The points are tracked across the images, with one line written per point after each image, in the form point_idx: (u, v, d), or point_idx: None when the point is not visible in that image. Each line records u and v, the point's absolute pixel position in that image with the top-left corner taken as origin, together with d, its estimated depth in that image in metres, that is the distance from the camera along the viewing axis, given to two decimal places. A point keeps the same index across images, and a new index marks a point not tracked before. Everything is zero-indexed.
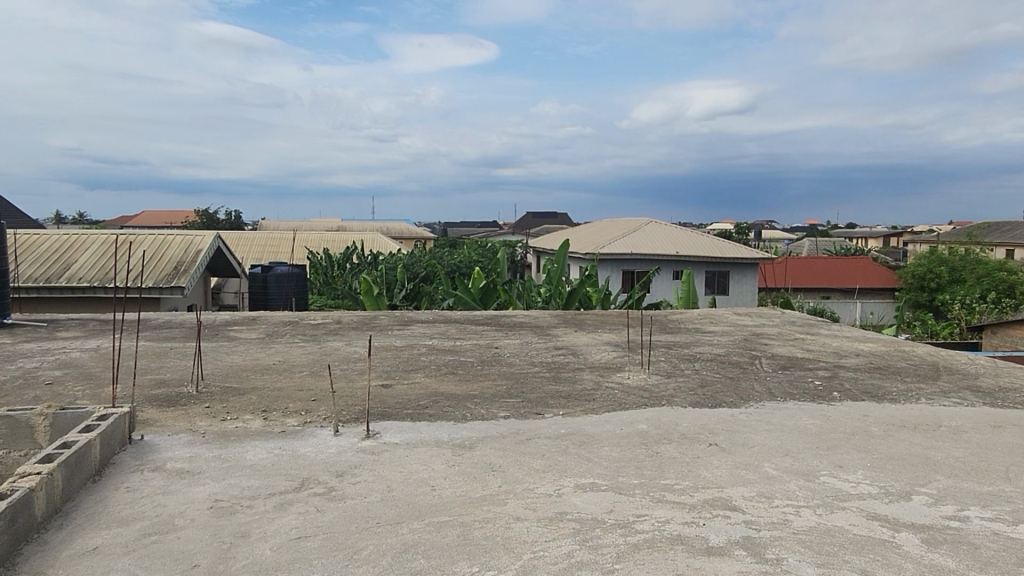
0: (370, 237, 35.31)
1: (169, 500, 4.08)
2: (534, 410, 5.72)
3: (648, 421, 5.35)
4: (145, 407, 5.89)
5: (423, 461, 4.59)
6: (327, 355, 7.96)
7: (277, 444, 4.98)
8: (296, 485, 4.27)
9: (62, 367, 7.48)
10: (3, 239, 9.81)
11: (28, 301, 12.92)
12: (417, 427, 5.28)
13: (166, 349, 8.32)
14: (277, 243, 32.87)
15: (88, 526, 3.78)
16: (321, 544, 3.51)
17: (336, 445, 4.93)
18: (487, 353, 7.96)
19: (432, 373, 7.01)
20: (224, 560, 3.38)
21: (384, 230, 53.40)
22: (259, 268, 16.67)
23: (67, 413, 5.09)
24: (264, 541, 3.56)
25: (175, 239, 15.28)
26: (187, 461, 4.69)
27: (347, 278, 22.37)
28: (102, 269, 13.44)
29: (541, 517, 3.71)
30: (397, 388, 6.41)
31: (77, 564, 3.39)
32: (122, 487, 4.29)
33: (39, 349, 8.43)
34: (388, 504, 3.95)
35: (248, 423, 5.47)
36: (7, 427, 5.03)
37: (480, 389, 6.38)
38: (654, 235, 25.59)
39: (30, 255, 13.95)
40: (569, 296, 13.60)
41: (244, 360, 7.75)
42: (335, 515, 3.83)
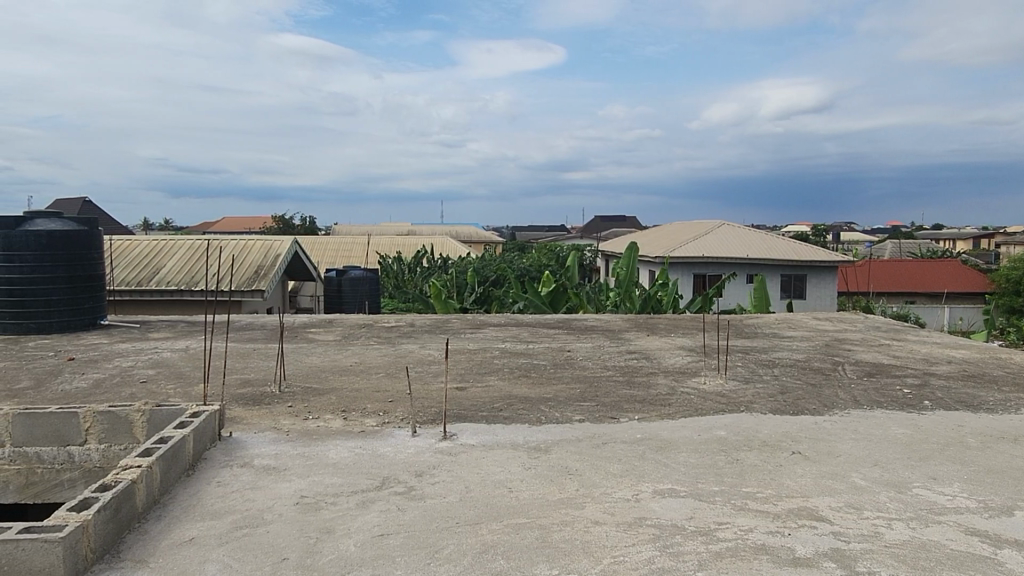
0: (440, 240, 35.95)
1: (258, 495, 4.25)
2: (609, 414, 5.69)
3: (727, 427, 5.24)
4: (232, 405, 6.15)
5: (500, 464, 4.62)
6: (403, 357, 8.14)
7: (358, 444, 5.11)
8: (378, 484, 4.37)
9: (155, 366, 7.87)
10: (100, 245, 10.46)
11: (122, 304, 13.68)
12: (493, 430, 5.33)
13: (250, 350, 8.65)
14: (350, 247, 33.81)
15: (184, 517, 3.98)
16: (404, 542, 3.59)
17: (414, 445, 5.03)
18: (560, 356, 7.97)
19: (506, 376, 7.06)
20: (311, 554, 3.49)
21: (453, 234, 54.39)
22: (334, 271, 17.12)
23: (163, 409, 5.36)
24: (349, 537, 3.66)
25: (256, 244, 15.91)
26: (273, 458, 4.87)
27: (419, 281, 22.79)
28: (189, 273, 14.13)
29: (620, 521, 3.69)
30: (472, 391, 6.49)
31: (175, 553, 3.56)
32: (214, 480, 4.49)
33: (133, 350, 8.88)
34: (467, 505, 3.99)
35: (330, 423, 5.64)
36: (108, 422, 5.35)
37: (555, 392, 6.39)
38: (727, 237, 25.09)
39: (123, 261, 14.78)
40: (640, 300, 13.51)
41: (323, 361, 7.99)
42: (416, 514, 3.91)
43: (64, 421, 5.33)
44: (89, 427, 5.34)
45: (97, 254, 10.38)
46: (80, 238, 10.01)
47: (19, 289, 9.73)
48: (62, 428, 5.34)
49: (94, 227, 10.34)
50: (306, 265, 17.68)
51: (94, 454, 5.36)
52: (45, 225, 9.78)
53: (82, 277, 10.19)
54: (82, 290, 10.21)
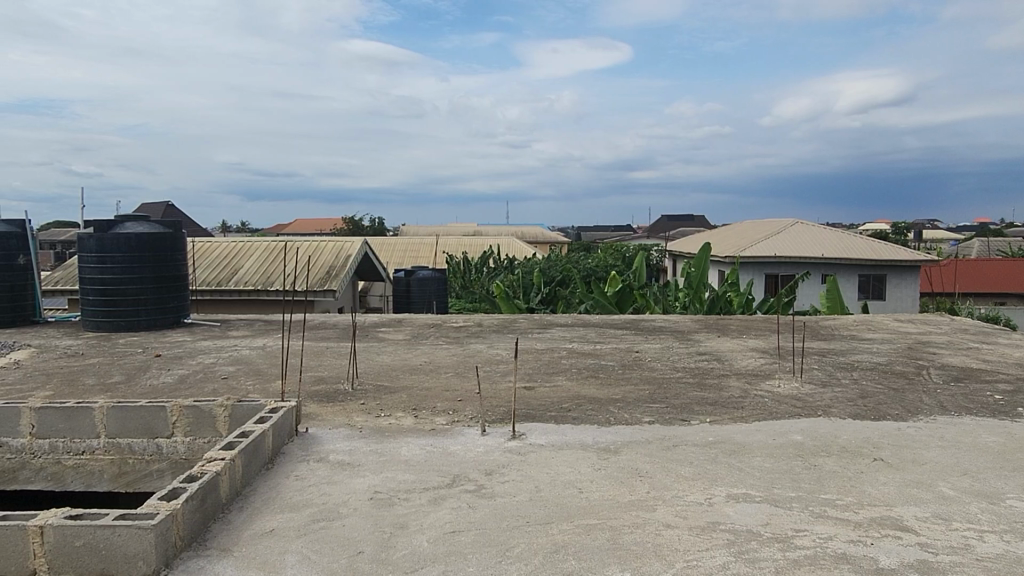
0: (506, 241, 36.15)
1: (334, 489, 4.37)
2: (679, 416, 5.61)
3: (803, 432, 5.09)
4: (308, 402, 6.34)
5: (569, 464, 4.62)
6: (471, 356, 8.22)
7: (429, 441, 5.19)
8: (449, 481, 4.43)
9: (235, 363, 8.19)
10: (184, 247, 10.99)
11: (203, 303, 14.30)
12: (561, 429, 5.33)
13: (324, 348, 8.91)
14: (418, 248, 34.35)
15: (266, 508, 4.13)
16: (475, 539, 3.63)
17: (484, 444, 5.08)
18: (628, 357, 7.90)
19: (574, 376, 7.05)
20: (385, 549, 3.57)
21: (519, 235, 54.58)
22: (403, 271, 17.42)
23: (244, 405, 5.57)
24: (421, 533, 3.73)
25: (328, 245, 16.36)
26: (348, 454, 5.00)
27: (486, 281, 22.98)
28: (265, 274, 14.65)
29: (693, 525, 3.64)
30: (540, 391, 6.50)
31: (257, 543, 3.70)
32: (292, 474, 4.64)
33: (215, 347, 9.27)
34: (537, 505, 4.00)
35: (401, 420, 5.75)
36: (193, 416, 5.60)
37: (623, 393, 6.34)
38: (800, 236, 24.35)
39: (205, 262, 15.45)
40: (709, 300, 13.26)
41: (394, 360, 8.15)
42: (487, 512, 3.94)
43: (153, 415, 5.61)
44: (176, 420, 5.60)
45: (181, 255, 10.90)
46: (166, 240, 10.54)
47: (111, 289, 10.29)
48: (151, 421, 5.61)
49: (178, 229, 10.90)
50: (375, 265, 18.05)
51: (180, 446, 5.62)
52: (135, 229, 10.36)
53: (169, 276, 10.69)
54: (167, 290, 10.71)
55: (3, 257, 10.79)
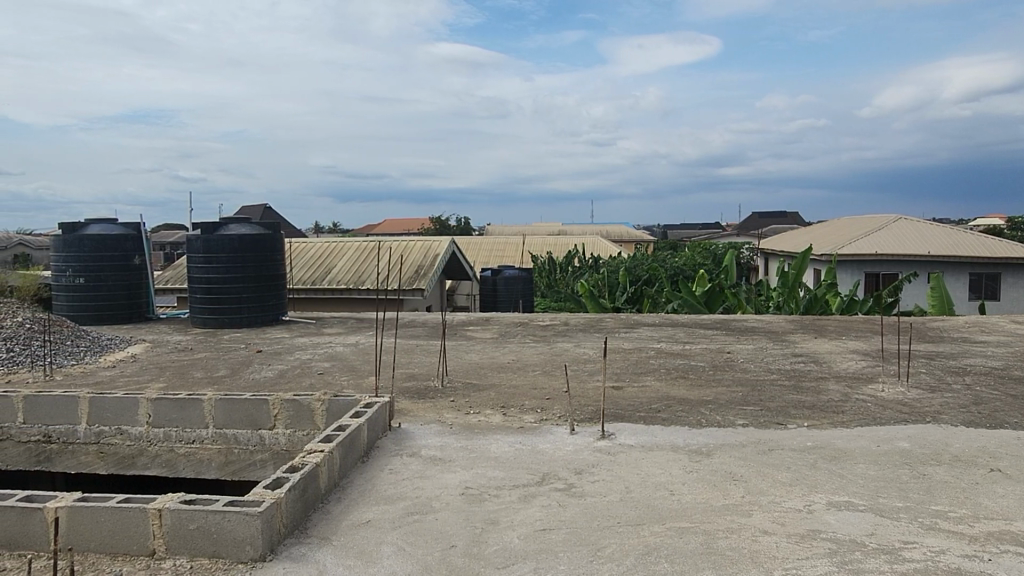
0: (592, 240, 35.91)
1: (427, 483, 4.47)
2: (774, 419, 5.43)
3: (911, 439, 4.83)
4: (400, 398, 6.51)
5: (659, 465, 4.55)
6: (558, 355, 8.23)
7: (518, 439, 5.24)
8: (538, 479, 4.45)
9: (330, 359, 8.50)
10: (282, 247, 11.46)
11: (299, 301, 14.90)
12: (651, 430, 5.26)
13: (414, 346, 9.12)
14: (503, 247, 34.60)
15: (362, 500, 4.27)
16: (566, 538, 3.63)
17: (573, 443, 5.07)
18: (719, 358, 7.71)
19: (663, 376, 6.95)
20: (477, 544, 3.62)
21: (604, 234, 54.23)
22: (489, 271, 17.57)
23: (340, 400, 5.78)
24: (512, 529, 3.76)
25: (416, 245, 16.70)
26: (439, 449, 5.10)
27: (571, 281, 22.93)
28: (357, 273, 15.12)
29: (791, 533, 3.52)
30: (629, 391, 6.44)
31: (354, 533, 3.82)
32: (387, 468, 4.78)
33: (311, 343, 9.65)
34: (628, 506, 3.97)
35: (490, 418, 5.82)
36: (293, 410, 5.85)
37: (715, 395, 6.19)
38: (904, 233, 23.10)
39: (301, 262, 16.09)
40: (805, 301, 12.77)
41: (482, 358, 8.26)
42: (577, 511, 3.94)
43: (256, 408, 5.90)
44: (277, 413, 5.87)
45: (279, 255, 11.37)
46: (265, 240, 11.04)
47: (216, 288, 10.87)
48: (254, 413, 5.90)
49: (276, 230, 11.37)
50: (462, 264, 18.33)
51: (281, 438, 5.89)
52: (236, 229, 10.89)
53: (267, 276, 11.18)
54: (266, 288, 11.19)
55: (120, 257, 11.60)
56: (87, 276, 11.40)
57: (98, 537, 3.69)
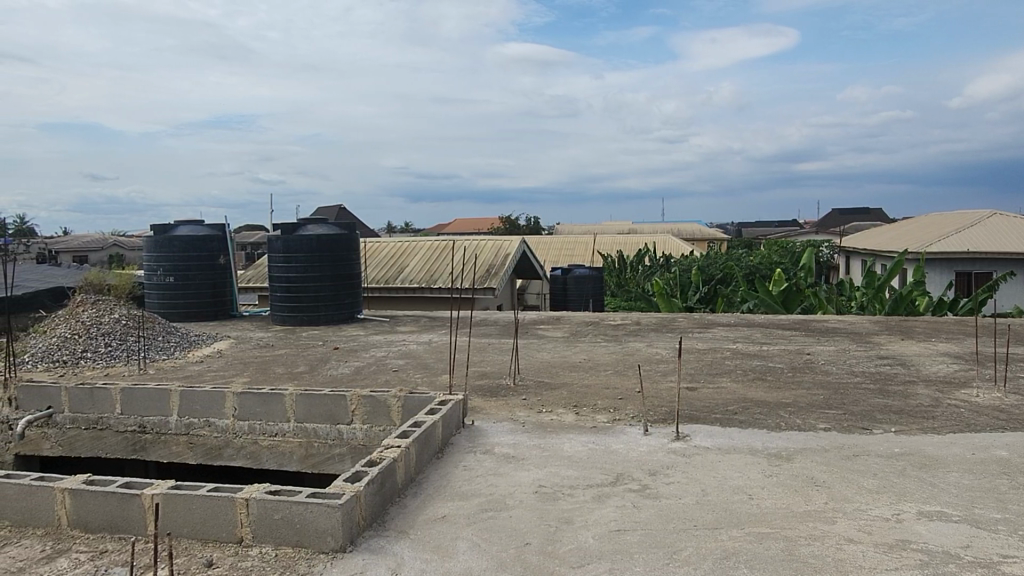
0: (664, 239, 35.36)
1: (501, 481, 4.51)
2: (859, 424, 5.23)
3: (1009, 448, 4.57)
4: (473, 396, 6.59)
5: (737, 468, 4.45)
6: (631, 355, 8.15)
7: (591, 439, 5.21)
8: (612, 479, 4.42)
9: (404, 357, 8.67)
10: (358, 247, 11.77)
11: (374, 300, 15.25)
12: (728, 433, 5.15)
13: (486, 344, 9.20)
14: (573, 246, 34.49)
15: (437, 495, 4.34)
16: (642, 539, 3.59)
17: (647, 443, 5.02)
18: (798, 359, 7.48)
19: (739, 378, 6.79)
20: (552, 542, 3.63)
21: (676, 232, 53.37)
22: (560, 270, 17.64)
23: (415, 396, 5.88)
24: (587, 529, 3.75)
25: (487, 245, 16.84)
26: (512, 447, 5.14)
27: (642, 280, 22.66)
28: (429, 272, 15.35)
29: (879, 542, 3.39)
30: (704, 392, 6.32)
31: (430, 528, 3.89)
32: (461, 464, 4.84)
33: (386, 341, 9.85)
34: (705, 509, 3.90)
35: (562, 417, 5.82)
36: (370, 406, 6.01)
37: (794, 397, 6.00)
38: (998, 229, 21.84)
39: (375, 261, 16.46)
40: (890, 301, 12.24)
41: (553, 357, 8.26)
42: (652, 513, 3.89)
43: (336, 403, 6.09)
44: (355, 409, 6.04)
45: (354, 255, 11.68)
46: (341, 240, 11.38)
47: (295, 286, 11.23)
48: (333, 408, 6.09)
49: (352, 230, 11.70)
50: (532, 263, 18.37)
51: (359, 433, 6.05)
52: (315, 229, 11.29)
53: (344, 274, 11.49)
54: (343, 286, 11.52)
55: (207, 257, 12.15)
56: (176, 275, 11.98)
57: (190, 524, 3.88)
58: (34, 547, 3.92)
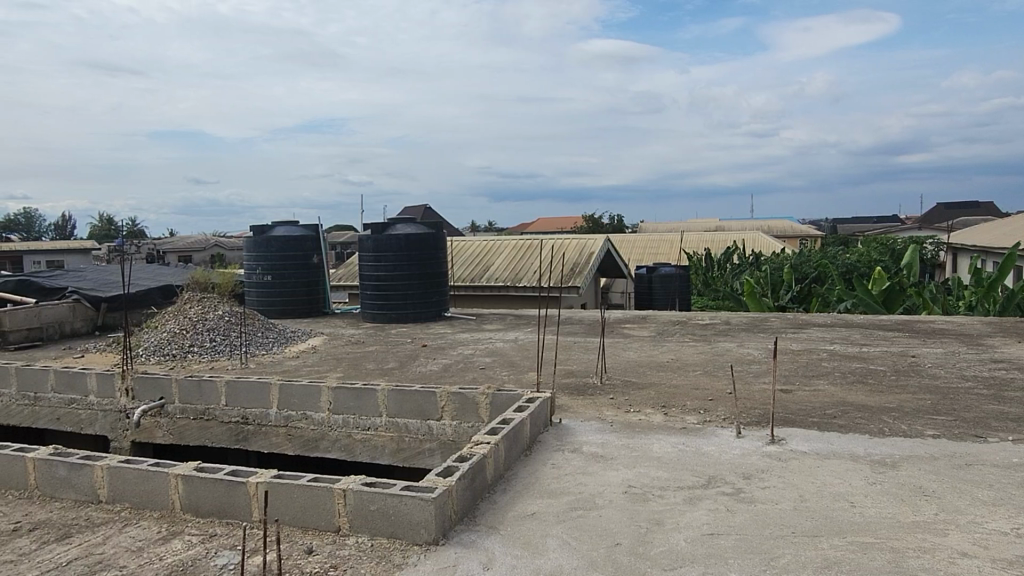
0: (753, 236, 34.30)
1: (590, 480, 4.49)
2: (971, 431, 4.92)
3: None
4: (560, 394, 6.59)
5: (838, 475, 4.28)
6: (721, 355, 7.96)
7: (681, 440, 5.12)
8: (705, 481, 4.33)
9: (490, 355, 8.77)
10: (444, 246, 11.98)
11: (460, 298, 15.49)
12: (826, 437, 4.96)
13: (571, 343, 9.18)
14: (657, 245, 33.94)
15: (526, 492, 4.37)
16: (736, 544, 3.51)
17: (740, 446, 4.89)
18: (902, 362, 7.10)
19: (838, 380, 6.51)
20: (643, 544, 3.59)
21: (767, 230, 51.67)
22: (644, 268, 17.41)
23: (504, 393, 5.95)
24: (679, 531, 3.69)
25: (571, 243, 16.80)
26: (600, 446, 5.11)
27: (730, 278, 22.05)
28: (514, 270, 15.46)
29: (996, 558, 3.18)
30: (800, 395, 6.10)
31: (520, 524, 3.92)
32: (550, 462, 4.85)
33: (472, 339, 9.98)
34: (803, 515, 3.77)
35: (651, 417, 5.74)
36: (459, 402, 6.11)
37: (899, 402, 5.71)
38: None
39: (461, 260, 16.69)
40: (1003, 301, 11.46)
41: (640, 356, 8.16)
42: (747, 517, 3.79)
43: (426, 399, 6.21)
44: (445, 405, 6.15)
45: (441, 254, 11.89)
46: (428, 239, 11.62)
47: (384, 285, 11.53)
48: (424, 404, 6.22)
49: (438, 230, 11.93)
50: (617, 261, 18.20)
51: (448, 429, 6.16)
52: (403, 229, 11.58)
53: (431, 273, 11.71)
54: (430, 285, 11.73)
55: (301, 256, 12.65)
56: (273, 274, 12.53)
57: (291, 512, 4.05)
58: (151, 528, 4.18)
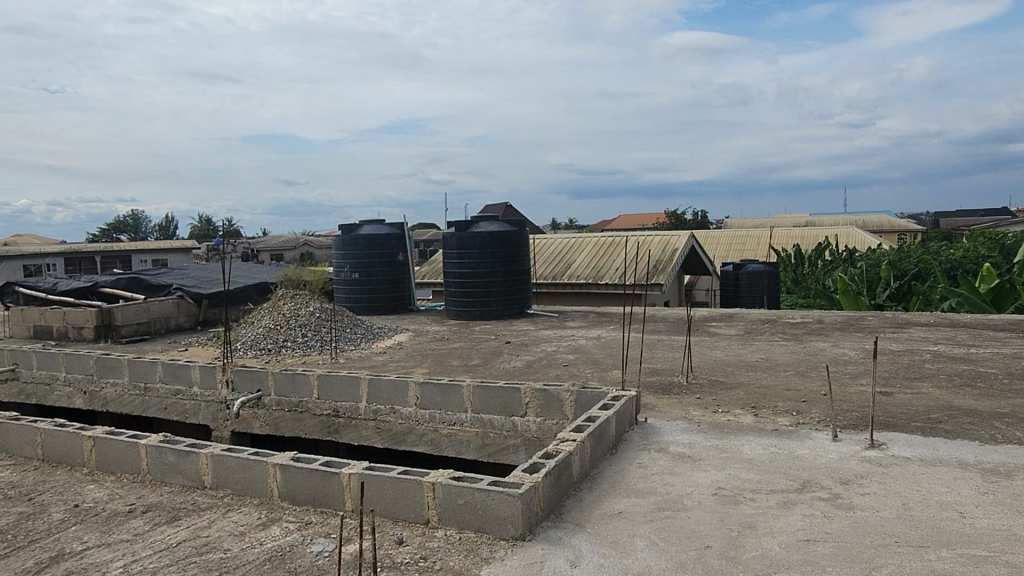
0: (847, 231, 32.85)
1: (678, 480, 4.41)
2: None
3: None
4: (645, 392, 6.51)
5: (945, 483, 4.05)
6: (815, 355, 7.66)
7: (773, 442, 4.97)
8: (799, 486, 4.18)
9: (573, 352, 8.75)
10: (527, 244, 12.01)
11: (541, 296, 15.53)
12: (931, 443, 4.70)
13: (656, 341, 9.04)
14: (743, 241, 33.00)
15: (613, 491, 4.33)
16: (834, 552, 3.37)
17: (837, 450, 4.70)
18: (1015, 365, 6.64)
19: (943, 383, 6.15)
20: (735, 547, 3.50)
21: (861, 225, 49.38)
22: (731, 265, 16.90)
23: (588, 391, 5.92)
24: (771, 536, 3.58)
25: (654, 239, 16.55)
26: (688, 446, 5.02)
27: (822, 276, 21.21)
28: (596, 268, 15.37)
29: None
30: (901, 397, 5.80)
31: (607, 523, 3.89)
32: (636, 462, 4.80)
33: (555, 336, 9.99)
34: (906, 523, 3.59)
35: (741, 418, 5.59)
36: (543, 399, 6.12)
37: (1012, 407, 5.34)
38: None
39: (542, 257, 16.72)
40: None
41: (728, 355, 7.96)
42: (845, 524, 3.64)
43: (510, 395, 6.27)
44: (530, 401, 6.18)
45: (524, 252, 11.93)
46: (510, 237, 11.69)
47: (468, 282, 11.69)
48: (508, 400, 6.28)
49: (520, 228, 11.98)
50: (701, 258, 17.82)
51: (532, 425, 6.20)
52: (486, 227, 11.70)
53: (513, 271, 11.77)
54: (513, 282, 11.80)
55: (387, 254, 12.97)
56: (360, 272, 12.90)
57: (382, 503, 4.16)
58: (252, 514, 4.39)
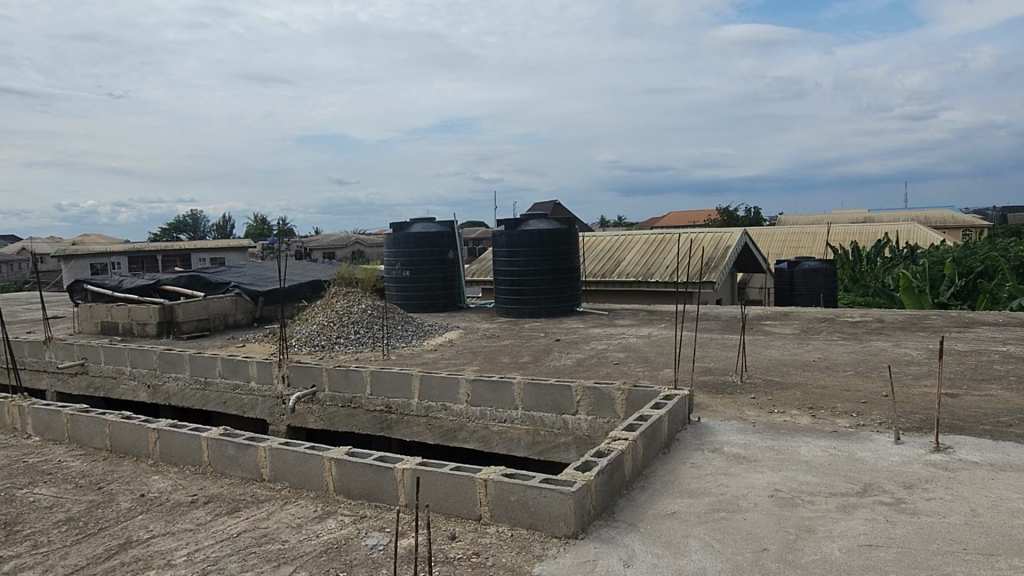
0: (908, 228, 31.75)
1: (733, 481, 4.33)
2: None
3: None
4: (698, 391, 6.41)
5: (1016, 489, 3.88)
6: (875, 355, 7.43)
7: (832, 444, 4.84)
8: (860, 489, 4.06)
9: (624, 350, 8.68)
10: (577, 242, 11.94)
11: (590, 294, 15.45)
12: (1000, 447, 4.51)
13: (708, 340, 8.90)
14: (798, 238, 32.22)
15: (666, 491, 4.28)
16: (897, 558, 3.27)
17: (899, 453, 4.55)
18: None
19: (1014, 385, 5.90)
20: (793, 550, 3.43)
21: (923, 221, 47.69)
22: (786, 262, 16.53)
23: (640, 390, 5.87)
24: (831, 540, 3.49)
25: (706, 237, 16.29)
26: (743, 447, 4.93)
27: (882, 273, 20.55)
28: (646, 265, 15.21)
29: None
30: (968, 399, 5.58)
31: (660, 523, 3.85)
32: (690, 462, 4.73)
33: (605, 334, 9.92)
34: (974, 530, 3.45)
35: (798, 419, 5.46)
36: (595, 398, 6.11)
37: None
38: None
39: (592, 255, 16.63)
40: None
41: (783, 354, 7.78)
42: (909, 530, 3.52)
43: (561, 393, 6.27)
44: (581, 399, 6.18)
45: (574, 250, 11.87)
46: (561, 235, 11.65)
47: (518, 280, 11.70)
48: (559, 398, 6.28)
49: (571, 226, 11.91)
50: (755, 255, 17.47)
51: (583, 423, 6.20)
52: (537, 225, 11.68)
53: (563, 270, 11.73)
54: (563, 281, 11.76)
55: (438, 252, 13.08)
56: (411, 269, 13.05)
57: (435, 498, 4.20)
58: (308, 507, 4.48)
